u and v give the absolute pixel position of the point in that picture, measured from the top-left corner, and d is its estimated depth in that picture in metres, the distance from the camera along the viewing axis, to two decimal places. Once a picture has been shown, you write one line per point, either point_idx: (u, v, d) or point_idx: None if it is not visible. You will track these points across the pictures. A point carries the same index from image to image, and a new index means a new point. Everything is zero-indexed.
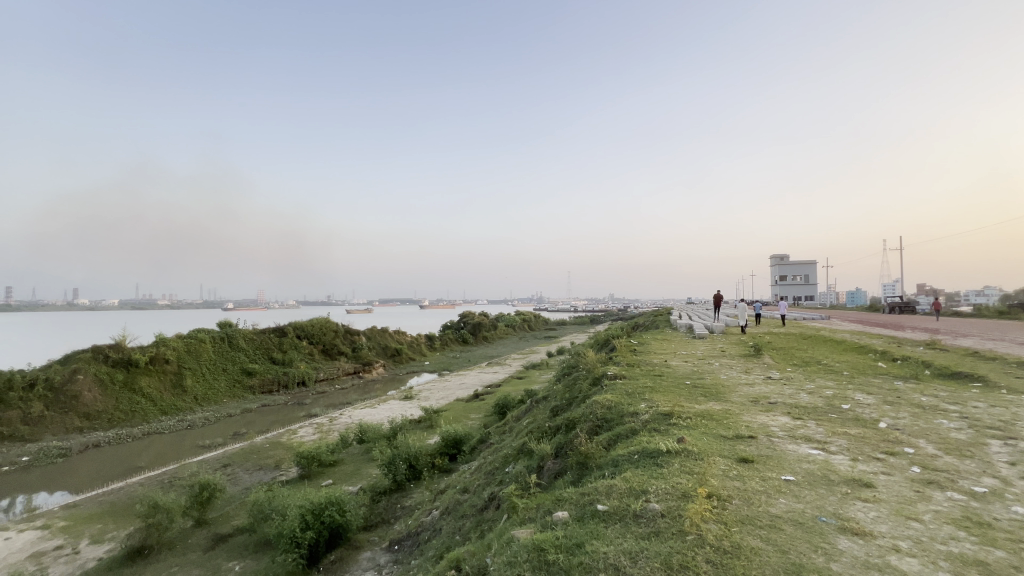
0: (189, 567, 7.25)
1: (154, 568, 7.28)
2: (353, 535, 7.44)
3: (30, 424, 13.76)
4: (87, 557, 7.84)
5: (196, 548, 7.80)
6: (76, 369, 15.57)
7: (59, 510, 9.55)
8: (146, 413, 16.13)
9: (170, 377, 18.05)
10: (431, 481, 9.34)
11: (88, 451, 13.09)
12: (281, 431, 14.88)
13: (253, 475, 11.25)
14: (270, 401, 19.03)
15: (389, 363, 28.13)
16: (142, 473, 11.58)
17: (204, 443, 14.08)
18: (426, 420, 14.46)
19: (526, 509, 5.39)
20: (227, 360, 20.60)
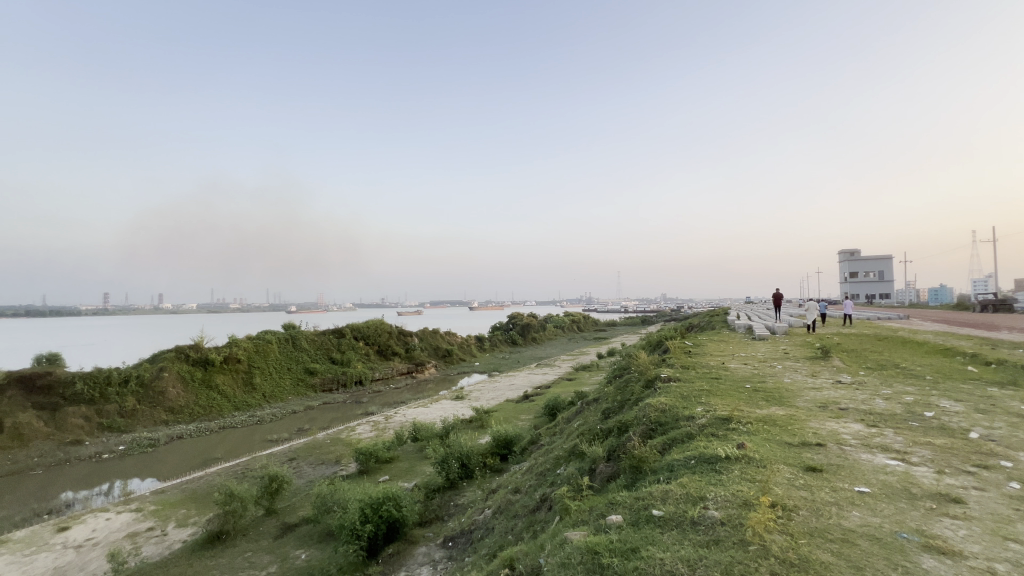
0: (261, 552, 7.81)
1: (230, 552, 7.89)
2: (409, 530, 7.72)
3: (124, 417, 15.29)
4: (174, 539, 8.62)
5: (267, 535, 8.40)
6: (161, 367, 17.13)
7: (150, 496, 10.57)
8: (221, 409, 17.50)
9: (242, 375, 19.47)
10: (483, 481, 9.51)
11: (173, 442, 14.37)
12: (340, 428, 15.66)
13: (316, 469, 11.92)
14: (331, 399, 20.08)
15: (441, 364, 28.84)
16: (218, 464, 12.58)
17: (273, 438, 15.08)
18: (476, 420, 14.72)
19: (578, 511, 5.39)
20: (291, 360, 21.92)
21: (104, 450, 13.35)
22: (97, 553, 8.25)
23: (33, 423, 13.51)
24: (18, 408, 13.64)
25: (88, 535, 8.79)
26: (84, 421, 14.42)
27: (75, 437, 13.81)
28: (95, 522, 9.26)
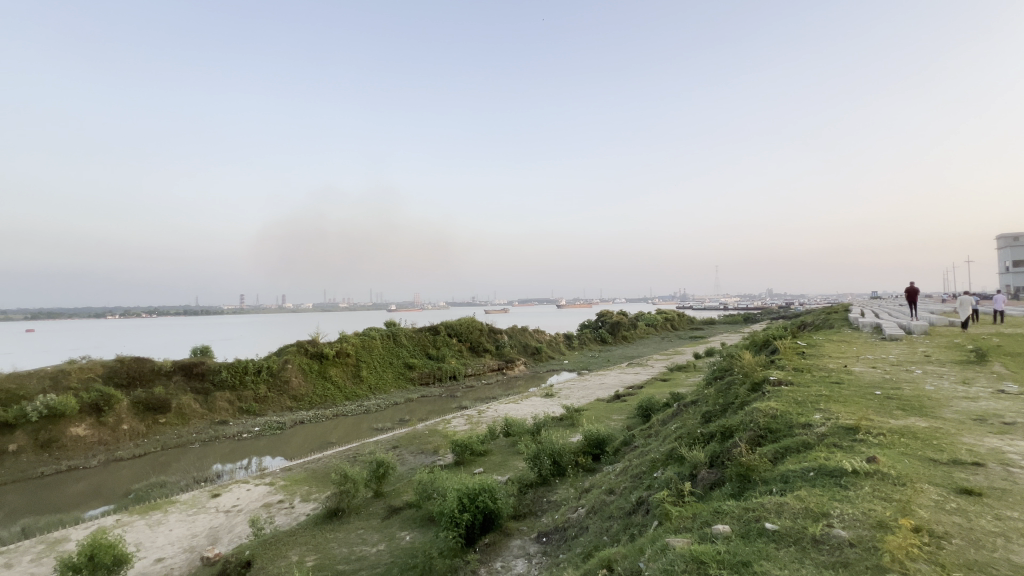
0: (371, 531, 8.56)
1: (345, 528, 8.75)
2: (504, 522, 7.96)
3: (259, 402, 17.64)
4: (300, 512, 9.77)
5: (376, 516, 9.18)
6: (286, 359, 19.47)
7: (279, 472, 12.06)
8: (335, 398, 19.45)
9: (351, 368, 21.43)
10: (576, 479, 9.50)
11: (297, 427, 16.24)
12: (438, 420, 16.59)
13: (416, 457, 12.76)
14: (428, 393, 21.31)
15: (530, 361, 29.24)
16: (333, 448, 13.98)
17: (379, 426, 16.39)
18: (567, 418, 14.73)
19: (679, 518, 5.16)
20: (393, 355, 23.66)
21: (244, 431, 15.51)
22: (241, 518, 9.63)
23: (192, 405, 16.09)
24: (181, 392, 16.31)
25: (235, 503, 10.27)
26: (229, 405, 16.86)
27: (223, 418, 16.22)
28: (239, 492, 10.81)
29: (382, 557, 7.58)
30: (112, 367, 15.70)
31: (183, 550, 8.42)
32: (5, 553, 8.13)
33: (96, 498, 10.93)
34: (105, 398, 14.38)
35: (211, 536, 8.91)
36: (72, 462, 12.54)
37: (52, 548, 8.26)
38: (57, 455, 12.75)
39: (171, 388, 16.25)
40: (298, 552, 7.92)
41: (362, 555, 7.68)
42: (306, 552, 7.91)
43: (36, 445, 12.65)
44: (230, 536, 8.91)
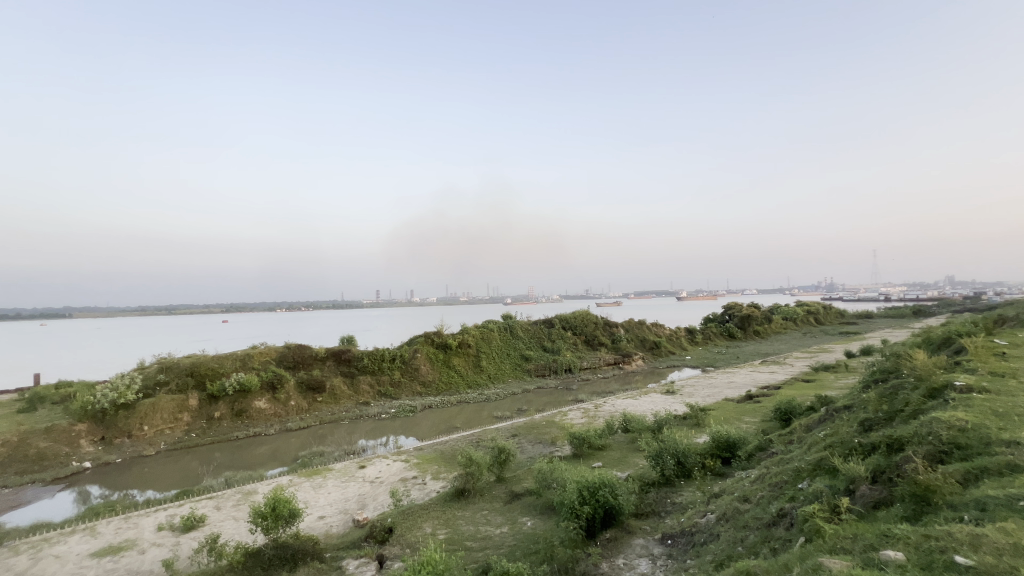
0: (495, 513, 9.05)
1: (471, 508, 9.36)
2: (626, 519, 7.82)
3: (395, 386, 19.67)
4: (431, 488, 10.71)
5: (500, 499, 9.67)
6: (416, 349, 21.36)
7: (413, 451, 13.34)
8: (459, 386, 20.85)
9: (472, 358, 22.75)
10: (703, 483, 8.93)
11: (426, 411, 17.79)
12: (554, 412, 16.83)
13: (535, 447, 13.12)
14: (545, 385, 21.69)
15: (648, 356, 28.10)
16: (458, 433, 15.00)
17: (498, 415, 17.17)
18: (691, 417, 13.89)
19: (834, 538, 4.56)
20: (510, 347, 24.53)
21: (384, 412, 17.42)
22: (383, 489, 10.86)
23: (342, 387, 18.53)
24: (333, 374, 18.89)
25: (378, 475, 11.62)
26: (370, 388, 19.09)
27: (366, 399, 18.46)
28: (381, 465, 12.22)
29: (506, 539, 7.97)
30: (282, 352, 18.77)
31: (340, 511, 9.80)
32: (215, 498, 10.23)
33: (275, 461, 13.22)
34: (278, 377, 17.24)
35: (360, 502, 10.20)
36: (258, 429, 15.33)
37: (246, 498, 10.18)
38: (247, 424, 15.65)
39: (326, 371, 18.88)
40: (432, 524, 8.71)
41: (488, 535, 8.16)
42: (437, 526, 8.65)
43: (233, 413, 15.71)
44: (375, 504, 10.12)
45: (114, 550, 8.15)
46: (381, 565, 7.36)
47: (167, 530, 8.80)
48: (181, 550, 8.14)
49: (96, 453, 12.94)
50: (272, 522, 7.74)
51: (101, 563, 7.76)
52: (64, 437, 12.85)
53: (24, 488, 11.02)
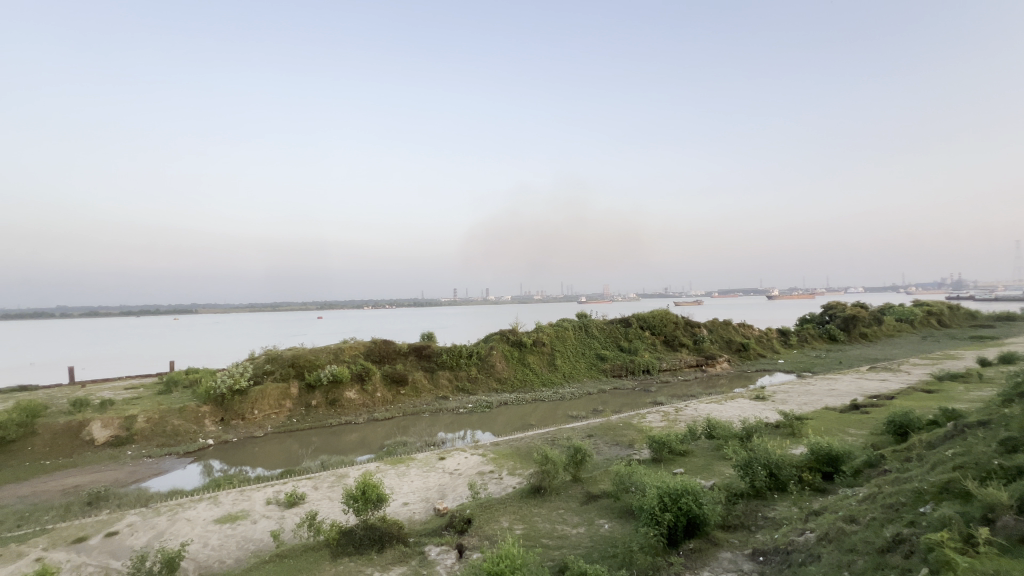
0: (572, 512, 8.99)
1: (547, 506, 9.37)
2: (711, 530, 7.39)
3: (471, 382, 20.26)
4: (507, 483, 10.88)
5: (576, 499, 9.59)
6: (492, 346, 21.84)
7: (490, 446, 13.64)
8: (533, 384, 21.00)
9: (547, 357, 22.76)
10: (800, 499, 8.18)
11: (502, 407, 18.12)
12: (632, 414, 16.35)
13: (612, 448, 12.83)
14: (621, 386, 21.13)
15: (735, 358, 26.30)
16: (534, 430, 15.09)
17: (573, 414, 17.02)
18: (785, 426, 12.78)
19: (968, 573, 3.97)
20: (585, 346, 24.21)
21: (462, 406, 18.01)
22: (462, 481, 11.23)
23: (423, 380, 19.44)
24: (415, 368, 19.88)
25: (457, 467, 12.04)
26: (449, 383, 19.83)
27: (445, 393, 19.23)
28: (460, 458, 12.64)
29: (582, 540, 7.88)
30: (370, 346, 20.09)
31: (422, 499, 10.30)
32: (313, 478, 11.21)
33: (364, 448, 14.20)
34: (366, 370, 18.48)
35: (441, 492, 10.64)
36: (349, 417, 16.58)
37: (340, 480, 11.04)
38: (340, 412, 16.97)
39: (408, 365, 19.90)
40: (509, 519, 8.86)
41: (564, 534, 8.13)
42: (514, 521, 8.77)
43: (327, 402, 17.14)
44: (454, 494, 10.49)
45: (232, 518, 9.23)
46: (461, 554, 7.62)
47: (274, 505, 9.80)
48: (286, 523, 9.04)
49: (217, 432, 14.74)
50: (362, 504, 8.31)
51: (222, 528, 8.83)
52: (192, 417, 14.79)
53: (163, 459, 12.85)
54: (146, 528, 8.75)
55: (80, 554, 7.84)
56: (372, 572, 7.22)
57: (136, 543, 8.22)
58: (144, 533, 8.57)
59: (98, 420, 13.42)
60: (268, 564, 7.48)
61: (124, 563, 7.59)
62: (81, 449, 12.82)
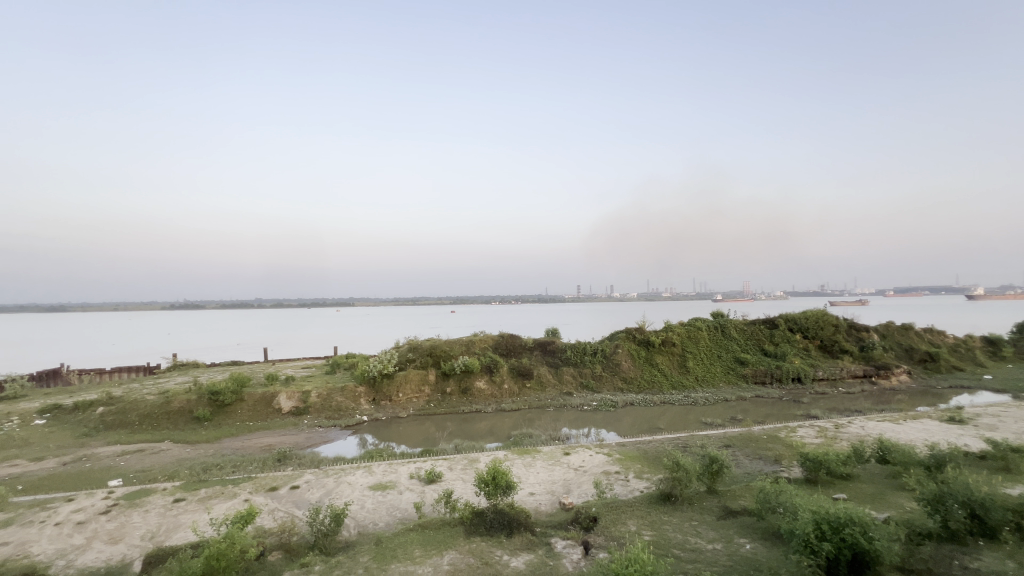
0: (707, 526, 8.37)
1: (678, 515, 8.86)
2: (885, 571, 6.24)
3: (596, 379, 20.04)
4: (634, 487, 10.53)
5: (711, 512, 8.91)
6: (617, 345, 21.30)
7: (615, 446, 13.34)
8: (661, 385, 20.01)
9: (677, 358, 21.44)
10: (1019, 553, 6.44)
11: (628, 407, 17.62)
12: (778, 426, 14.58)
13: (753, 462, 11.61)
14: (765, 394, 18.98)
15: (918, 371, 21.78)
16: (662, 434, 14.36)
17: (707, 421, 15.79)
18: (995, 459, 10.20)
19: None
20: (721, 348, 22.23)
21: (586, 404, 17.93)
22: (587, 478, 11.18)
23: (547, 375, 19.80)
24: (539, 363, 20.34)
25: (582, 464, 12.01)
26: (573, 379, 19.90)
27: (569, 390, 19.35)
28: (585, 455, 12.60)
29: (719, 557, 7.29)
30: (498, 340, 21.10)
31: (547, 491, 10.52)
32: (448, 460, 12.21)
33: (492, 436, 14.99)
34: (494, 362, 19.46)
35: (566, 487, 10.73)
36: (480, 406, 17.68)
37: (471, 464, 11.84)
38: (471, 400, 18.17)
39: (533, 359, 20.45)
40: (636, 523, 8.57)
41: (698, 548, 7.61)
42: (642, 526, 8.46)
43: (460, 390, 18.47)
44: (579, 491, 10.50)
45: (383, 486, 10.51)
46: (586, 551, 7.62)
47: (416, 480, 10.90)
48: (426, 498, 10.00)
49: (371, 410, 16.88)
50: (492, 488, 8.79)
51: (375, 495, 10.11)
52: (351, 395, 17.14)
53: (330, 430, 15.15)
54: (319, 486, 10.41)
55: (274, 500, 9.66)
56: (502, 554, 7.59)
57: (312, 497, 9.84)
58: (318, 490, 10.22)
59: (284, 392, 16.35)
60: (412, 532, 8.35)
61: (305, 513, 9.13)
62: (273, 415, 15.73)
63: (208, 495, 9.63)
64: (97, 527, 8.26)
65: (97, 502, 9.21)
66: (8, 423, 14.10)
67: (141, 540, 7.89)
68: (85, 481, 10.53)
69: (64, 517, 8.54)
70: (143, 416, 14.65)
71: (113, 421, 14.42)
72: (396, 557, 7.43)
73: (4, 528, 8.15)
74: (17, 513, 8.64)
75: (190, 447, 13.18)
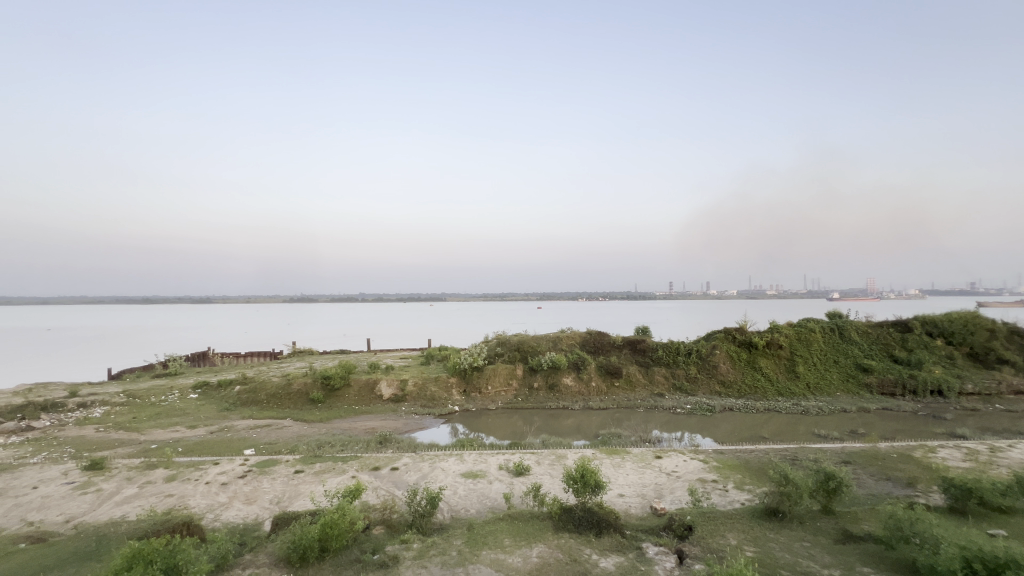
0: (821, 550, 7.51)
1: (786, 533, 8.07)
2: None
3: (690, 381, 18.94)
4: (734, 498, 9.79)
5: (827, 534, 7.98)
6: (714, 345, 19.89)
7: (712, 453, 12.50)
8: (766, 391, 18.35)
9: (785, 362, 19.47)
10: None
11: (726, 413, 16.43)
12: (912, 444, 12.63)
13: (880, 483, 10.18)
14: (895, 406, 16.55)
15: None
16: (766, 444, 13.17)
17: (821, 433, 14.17)
18: None
19: None
20: (839, 352, 19.77)
21: (679, 407, 17.03)
22: (681, 484, 10.60)
23: (637, 375, 19.12)
24: (629, 362, 19.69)
25: (675, 469, 11.41)
26: (665, 380, 19.00)
27: (660, 391, 18.53)
28: (678, 460, 11.96)
29: None
30: (585, 338, 20.79)
31: (637, 494, 10.16)
32: (536, 454, 12.31)
33: (580, 434, 14.84)
34: (581, 360, 19.23)
35: (657, 491, 10.27)
36: (566, 403, 17.61)
37: (559, 460, 11.83)
38: (558, 396, 18.15)
39: (622, 358, 19.85)
40: (737, 537, 7.95)
41: (810, 572, 6.86)
42: (744, 541, 7.83)
43: (547, 386, 18.52)
44: (672, 497, 9.99)
45: (473, 475, 10.90)
46: (681, 561, 7.25)
47: (505, 471, 11.15)
48: (515, 489, 10.18)
49: (462, 401, 17.58)
50: (581, 486, 8.69)
51: (466, 482, 10.52)
52: (444, 386, 18.00)
53: (425, 418, 16.04)
54: (415, 470, 11.07)
55: (377, 479, 10.47)
56: (590, 553, 7.48)
57: (409, 479, 10.51)
58: (415, 473, 10.88)
59: (385, 380, 17.62)
60: (502, 521, 8.56)
61: (403, 493, 9.78)
62: (375, 401, 17.06)
63: (322, 469, 10.71)
64: (236, 488, 9.59)
65: (236, 467, 10.68)
66: (171, 395, 16.91)
67: (270, 504, 9.02)
68: (227, 449, 12.28)
69: (212, 477, 10.03)
70: (271, 395, 16.71)
71: (247, 398, 16.64)
72: (486, 544, 7.67)
73: (170, 481, 9.78)
74: (179, 471, 10.33)
75: (308, 425, 14.77)
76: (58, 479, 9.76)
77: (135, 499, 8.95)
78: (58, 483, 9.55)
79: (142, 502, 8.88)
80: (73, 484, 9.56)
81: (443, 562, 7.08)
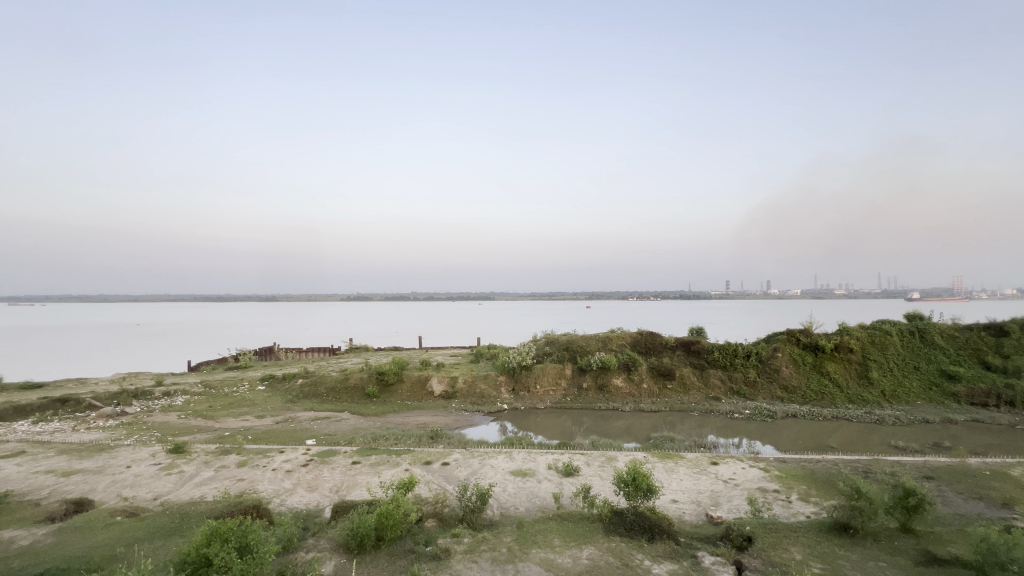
0: (899, 571, 6.89)
1: (859, 551, 7.47)
2: None
3: (749, 385, 18.00)
4: (798, 510, 9.20)
5: (906, 555, 7.32)
6: (776, 348, 18.80)
7: (774, 461, 11.82)
8: (834, 397, 17.10)
9: (856, 366, 18.05)
10: None
11: (789, 419, 15.48)
12: (1009, 461, 11.32)
13: (969, 503, 9.20)
14: (988, 418, 14.90)
15: None
16: (834, 454, 12.28)
17: (898, 445, 13.02)
18: None
19: None
20: (920, 358, 18.07)
21: (737, 411, 16.24)
22: (739, 493, 10.10)
23: (691, 377, 18.42)
24: (682, 364, 19.02)
25: (732, 476, 10.89)
26: (721, 384, 18.17)
27: (716, 395, 17.76)
28: (736, 467, 11.41)
29: None
30: (636, 338, 20.29)
31: (691, 501, 9.78)
32: (585, 455, 12.17)
33: (630, 436, 14.52)
34: (632, 360, 18.80)
35: (713, 499, 9.85)
36: (616, 404, 17.28)
37: (609, 462, 11.62)
38: (608, 398, 17.82)
39: (675, 359, 19.20)
40: (802, 552, 7.46)
41: None
42: (810, 556, 7.35)
43: (597, 386, 18.25)
44: (729, 505, 9.54)
45: (522, 473, 10.93)
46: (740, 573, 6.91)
47: (554, 471, 11.10)
48: (564, 490, 10.12)
49: (511, 399, 17.69)
50: (632, 490, 8.48)
51: (515, 480, 10.58)
52: (493, 384, 18.20)
53: (474, 415, 16.28)
54: (465, 466, 11.27)
55: (429, 473, 10.76)
56: (643, 558, 7.28)
57: (460, 475, 10.71)
58: (465, 468, 11.07)
59: (436, 377, 18.05)
60: (551, 521, 8.54)
61: (453, 488, 9.98)
62: (427, 397, 17.51)
63: (376, 461, 11.13)
64: (300, 476, 10.17)
65: (299, 457, 11.32)
66: (242, 387, 18.20)
67: (330, 492, 9.49)
68: (292, 438, 13.04)
69: (278, 465, 10.69)
70: (330, 389, 17.58)
71: (309, 391, 17.60)
72: (536, 542, 7.67)
73: (242, 467, 10.53)
74: (249, 457, 11.10)
75: (364, 419, 15.40)
76: (147, 460, 10.77)
77: (212, 481, 9.71)
78: (147, 464, 10.54)
79: (218, 484, 9.62)
80: (159, 465, 10.52)
81: (493, 558, 7.16)
